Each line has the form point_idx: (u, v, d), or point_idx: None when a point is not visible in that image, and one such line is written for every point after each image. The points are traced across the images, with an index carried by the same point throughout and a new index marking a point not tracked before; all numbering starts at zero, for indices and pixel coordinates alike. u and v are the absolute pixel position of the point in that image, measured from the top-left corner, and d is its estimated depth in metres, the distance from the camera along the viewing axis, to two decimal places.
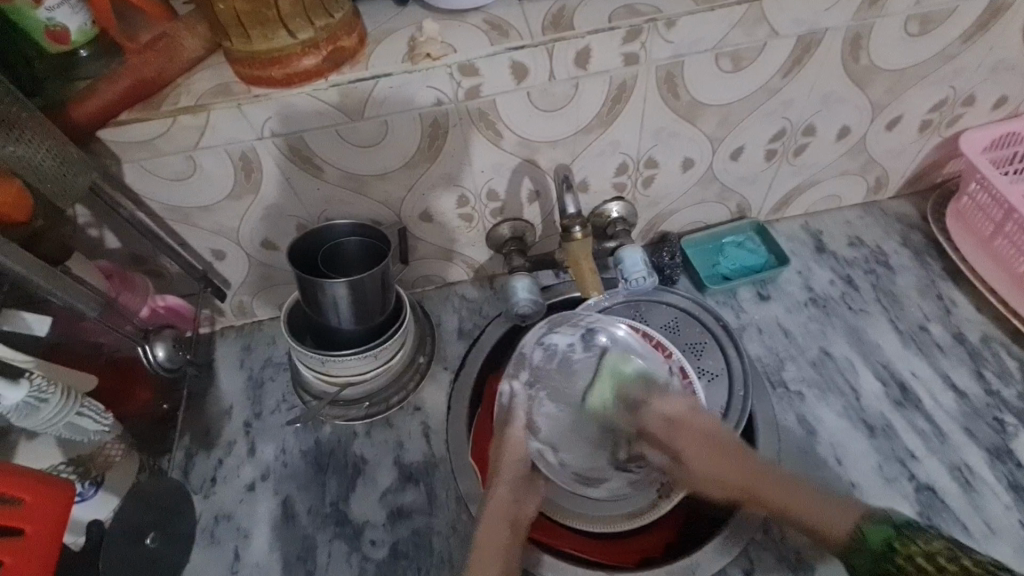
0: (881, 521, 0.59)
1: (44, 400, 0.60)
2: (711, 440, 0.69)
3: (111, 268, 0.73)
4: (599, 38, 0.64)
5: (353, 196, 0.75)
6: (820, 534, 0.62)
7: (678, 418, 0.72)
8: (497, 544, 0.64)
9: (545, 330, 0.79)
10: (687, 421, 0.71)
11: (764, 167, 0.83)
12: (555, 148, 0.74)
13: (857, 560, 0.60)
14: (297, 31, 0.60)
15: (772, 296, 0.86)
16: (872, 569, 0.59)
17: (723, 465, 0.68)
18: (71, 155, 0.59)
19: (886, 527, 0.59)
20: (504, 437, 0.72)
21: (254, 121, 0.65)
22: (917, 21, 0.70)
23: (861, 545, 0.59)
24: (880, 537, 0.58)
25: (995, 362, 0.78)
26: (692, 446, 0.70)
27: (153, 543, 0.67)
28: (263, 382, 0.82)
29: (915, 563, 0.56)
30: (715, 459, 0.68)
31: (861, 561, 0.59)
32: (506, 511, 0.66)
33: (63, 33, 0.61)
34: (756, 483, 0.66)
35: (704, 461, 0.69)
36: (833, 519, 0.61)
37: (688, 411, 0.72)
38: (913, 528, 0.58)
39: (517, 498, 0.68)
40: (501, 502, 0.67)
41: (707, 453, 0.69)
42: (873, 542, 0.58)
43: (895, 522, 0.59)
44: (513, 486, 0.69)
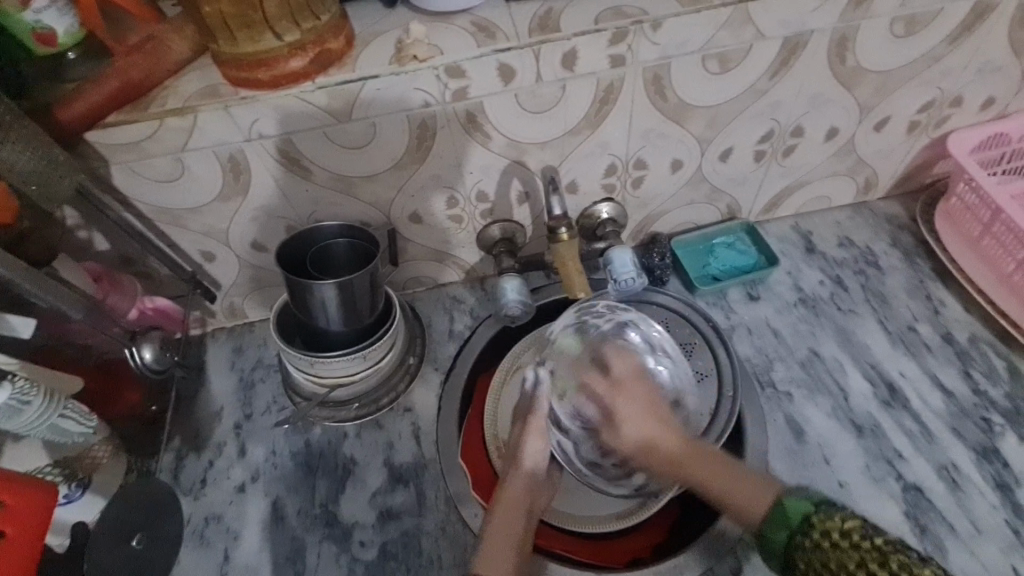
0: (801, 497, 0.55)
1: (26, 402, 0.59)
2: (655, 411, 0.68)
3: (100, 270, 0.73)
4: (584, 40, 0.64)
5: (342, 198, 0.75)
6: (740, 512, 0.58)
7: (623, 376, 0.72)
8: (511, 535, 0.63)
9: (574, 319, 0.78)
10: (631, 382, 0.71)
11: (753, 168, 0.83)
12: (544, 150, 0.74)
13: (774, 536, 0.55)
14: (283, 34, 0.61)
15: (763, 296, 0.86)
16: (787, 545, 0.54)
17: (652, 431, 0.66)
18: (57, 157, 0.59)
19: (806, 503, 0.55)
20: (529, 427, 0.72)
21: (242, 123, 0.65)
22: (903, 23, 0.70)
23: (780, 522, 0.55)
24: (800, 513, 0.54)
25: (982, 362, 0.79)
26: (628, 403, 0.69)
27: (138, 545, 0.67)
28: (254, 384, 0.82)
29: (831, 540, 0.51)
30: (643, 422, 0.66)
31: (779, 537, 0.55)
32: (522, 503, 0.66)
33: (50, 35, 0.61)
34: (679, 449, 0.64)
35: (637, 425, 0.67)
36: (752, 494, 0.58)
37: (632, 373, 0.73)
38: (832, 506, 0.53)
39: (530, 491, 0.68)
40: (512, 494, 0.67)
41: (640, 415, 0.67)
42: (792, 518, 0.54)
43: (815, 500, 0.55)
44: (528, 479, 0.69)
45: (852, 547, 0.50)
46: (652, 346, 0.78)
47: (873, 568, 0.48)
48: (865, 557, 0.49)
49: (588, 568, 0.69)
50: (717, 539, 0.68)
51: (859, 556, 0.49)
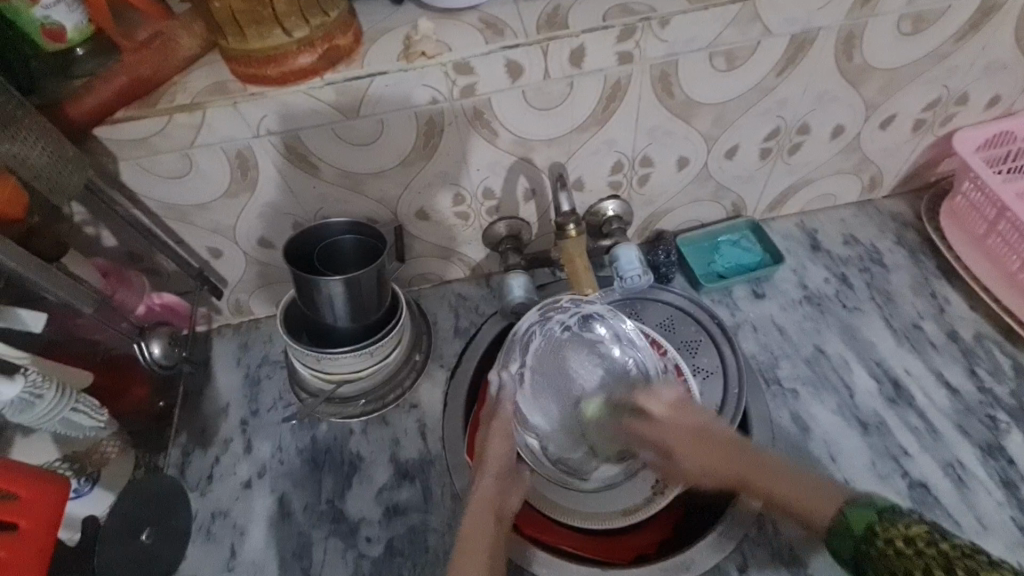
0: (863, 505, 0.51)
1: (38, 396, 0.60)
2: (700, 435, 0.66)
3: (107, 266, 0.74)
4: (593, 37, 0.64)
5: (349, 195, 0.75)
6: (808, 516, 0.56)
7: (663, 416, 0.68)
8: (481, 539, 0.62)
9: (539, 316, 0.77)
10: (675, 416, 0.68)
11: (759, 166, 0.84)
12: (551, 147, 0.74)
13: (840, 544, 0.52)
14: (293, 30, 0.61)
15: (768, 294, 0.86)
16: (856, 555, 0.50)
17: (705, 453, 0.64)
18: (68, 153, 0.59)
19: (870, 511, 0.51)
20: (492, 426, 0.70)
21: (250, 119, 0.65)
22: (909, 21, 0.71)
23: (845, 532, 0.51)
24: (863, 522, 0.50)
25: (988, 360, 0.79)
26: (678, 442, 0.66)
27: (148, 539, 0.67)
28: (260, 380, 0.82)
29: (895, 548, 0.47)
30: (701, 454, 0.65)
31: (846, 547, 0.51)
32: (492, 503, 0.65)
33: (59, 31, 0.61)
34: (733, 468, 0.62)
35: (693, 453, 0.65)
36: (819, 499, 0.55)
37: (673, 408, 0.68)
38: (898, 511, 0.50)
39: (502, 490, 0.66)
40: (484, 494, 0.65)
41: (693, 444, 0.65)
42: (855, 528, 0.51)
43: (879, 505, 0.51)
44: (499, 478, 0.67)
45: (917, 553, 0.46)
46: (618, 336, 0.77)
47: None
48: (930, 563, 0.45)
49: (594, 564, 0.70)
50: (723, 536, 0.68)
51: (926, 562, 0.45)
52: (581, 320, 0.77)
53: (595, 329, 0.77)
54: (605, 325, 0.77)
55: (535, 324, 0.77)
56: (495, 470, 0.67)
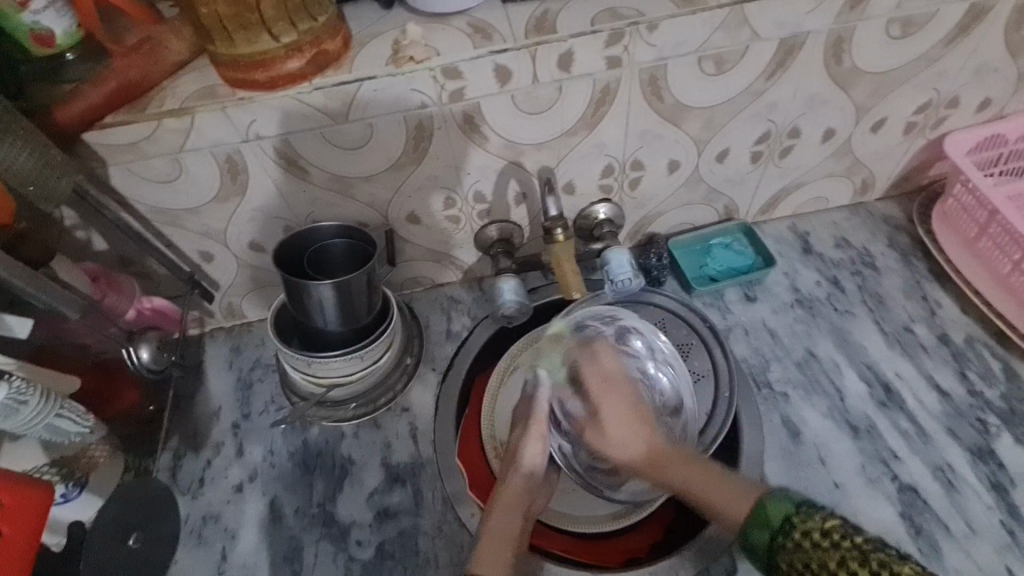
0: (782, 498, 0.55)
1: (23, 402, 0.59)
2: (634, 412, 0.69)
3: (97, 270, 0.74)
4: (581, 42, 0.64)
5: (340, 199, 0.75)
6: (721, 515, 0.59)
7: (612, 376, 0.72)
8: (508, 537, 0.63)
9: (582, 322, 0.77)
10: (619, 381, 0.72)
11: (750, 169, 0.84)
12: (541, 151, 0.74)
13: (757, 535, 0.56)
14: (281, 35, 0.61)
15: (759, 297, 0.86)
16: (771, 547, 0.54)
17: (638, 433, 0.68)
18: (54, 158, 0.59)
19: (787, 504, 0.55)
20: (531, 430, 0.71)
21: (239, 124, 0.65)
22: (898, 25, 0.71)
23: (763, 523, 0.55)
24: (780, 514, 0.54)
25: (978, 363, 0.79)
26: (610, 404, 0.70)
27: (136, 544, 0.67)
28: (252, 384, 0.83)
29: (811, 539, 0.51)
30: (630, 428, 0.68)
31: (762, 538, 0.55)
32: (520, 505, 0.66)
33: (48, 36, 0.61)
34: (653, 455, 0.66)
35: (619, 426, 0.68)
36: (730, 500, 0.59)
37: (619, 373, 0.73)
38: (812, 506, 0.54)
39: (531, 492, 0.68)
40: (514, 495, 0.67)
41: (622, 414, 0.69)
42: (774, 519, 0.55)
43: (795, 499, 0.55)
44: (528, 481, 0.68)
45: (834, 547, 0.50)
46: (654, 351, 0.78)
47: (853, 567, 0.49)
48: (845, 556, 0.49)
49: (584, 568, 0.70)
50: (712, 540, 0.68)
51: (840, 554, 0.49)
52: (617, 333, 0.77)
53: (632, 343, 0.78)
54: (642, 339, 0.78)
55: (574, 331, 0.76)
56: (527, 473, 0.68)
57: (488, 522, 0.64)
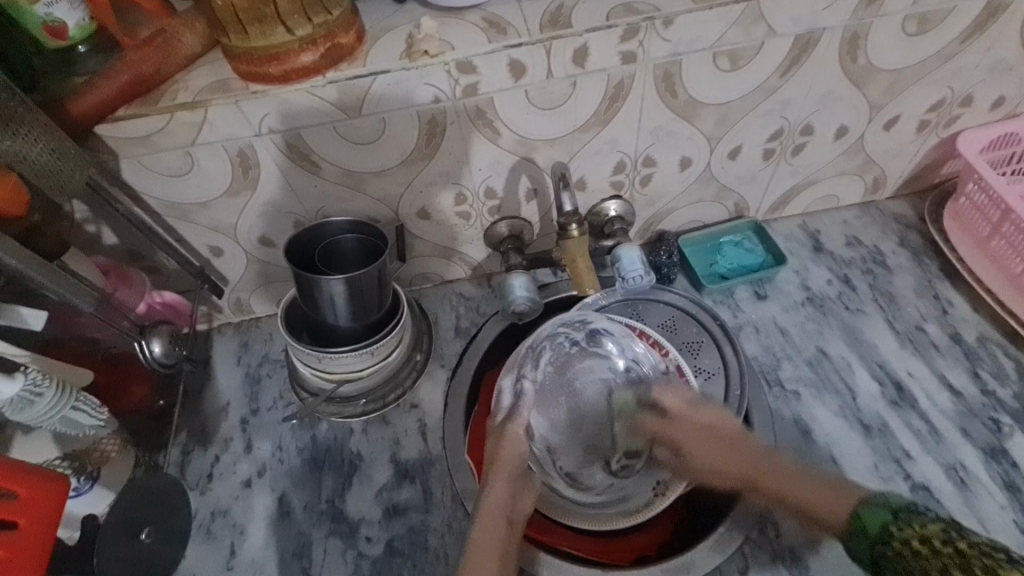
0: (878, 506, 0.52)
1: (38, 394, 0.59)
2: (710, 432, 0.68)
3: (108, 264, 0.74)
4: (596, 36, 0.64)
5: (351, 194, 0.75)
6: (825, 519, 0.55)
7: (673, 412, 0.71)
8: (493, 542, 0.63)
9: (552, 327, 0.79)
10: (687, 414, 0.70)
11: (761, 167, 0.83)
12: (553, 146, 0.74)
13: (858, 548, 0.52)
14: (295, 28, 0.60)
15: (770, 295, 0.86)
16: (874, 557, 0.50)
17: (722, 460, 0.65)
18: (68, 150, 0.59)
19: (885, 511, 0.51)
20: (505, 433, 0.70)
21: (252, 118, 0.65)
22: (914, 22, 0.70)
23: (862, 534, 0.52)
24: (877, 521, 0.51)
25: (991, 363, 0.79)
26: (690, 439, 0.69)
27: (147, 539, 0.66)
28: (260, 379, 0.82)
29: (911, 548, 0.48)
30: (715, 458, 0.66)
31: (863, 549, 0.51)
32: (505, 507, 0.66)
33: (61, 28, 0.61)
34: (754, 472, 0.63)
35: (702, 452, 0.67)
36: (838, 500, 0.55)
37: (687, 404, 0.71)
38: (911, 509, 0.50)
39: (513, 493, 0.67)
40: (498, 499, 0.66)
41: (705, 445, 0.67)
42: (871, 529, 0.51)
43: (893, 505, 0.51)
44: (510, 483, 0.67)
45: (934, 554, 0.46)
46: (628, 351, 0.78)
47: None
48: (946, 563, 0.46)
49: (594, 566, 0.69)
50: (723, 539, 0.68)
51: (941, 563, 0.46)
52: (588, 334, 0.79)
53: (603, 344, 0.79)
54: (614, 340, 0.79)
55: (545, 337, 0.79)
56: (507, 476, 0.67)
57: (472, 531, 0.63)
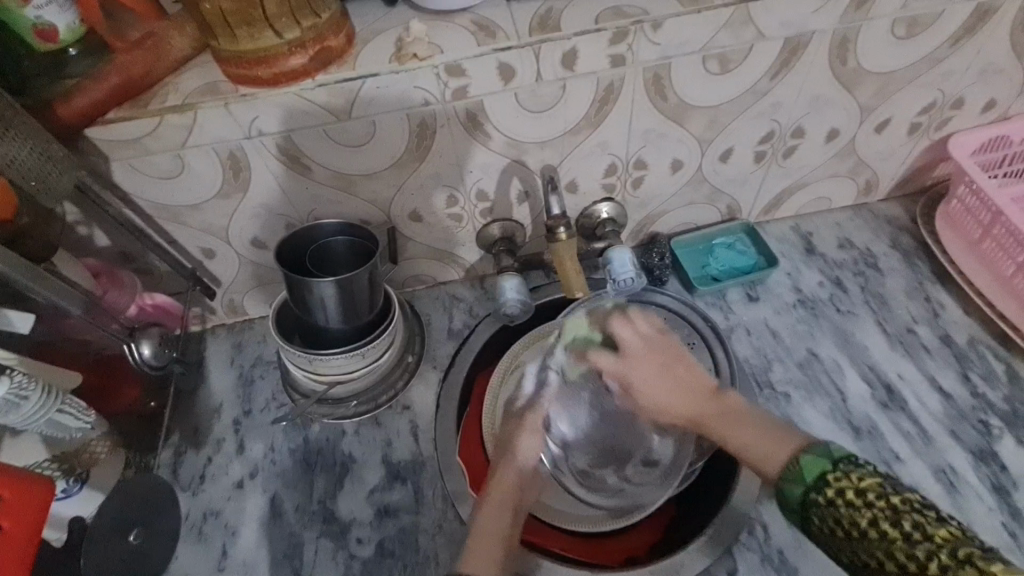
0: (819, 453, 0.53)
1: (23, 398, 0.60)
2: (665, 367, 0.69)
3: (99, 266, 0.74)
4: (584, 40, 0.64)
5: (342, 196, 0.75)
6: (761, 463, 0.58)
7: (629, 348, 0.70)
8: (499, 532, 0.62)
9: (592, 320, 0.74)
10: (642, 348, 0.69)
11: (752, 170, 0.83)
12: (544, 149, 0.74)
13: (790, 492, 0.53)
14: (283, 31, 0.60)
15: (762, 297, 0.86)
16: (805, 502, 0.52)
17: (677, 397, 0.68)
18: (57, 153, 0.59)
19: (825, 460, 0.52)
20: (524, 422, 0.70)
21: (241, 121, 0.65)
22: (903, 25, 0.70)
23: (796, 478, 0.53)
24: (815, 471, 0.52)
25: (981, 365, 0.79)
26: (641, 371, 0.69)
27: (136, 540, 0.67)
28: (253, 380, 0.82)
29: (845, 498, 0.49)
30: (668, 394, 0.68)
31: (795, 494, 0.53)
32: (511, 499, 0.66)
33: (51, 31, 0.61)
34: (706, 413, 0.66)
35: (654, 387, 0.69)
36: (776, 448, 0.57)
37: (642, 340, 0.70)
38: (851, 461, 0.51)
39: (523, 485, 0.67)
40: (505, 487, 0.66)
41: (658, 379, 0.69)
42: (808, 475, 0.52)
43: (834, 455, 0.52)
44: (520, 475, 0.67)
45: (867, 506, 0.48)
46: None
47: (885, 527, 0.47)
48: (878, 516, 0.47)
49: (584, 567, 0.70)
50: (713, 540, 0.68)
51: (872, 515, 0.47)
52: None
53: None
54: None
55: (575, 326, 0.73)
56: (519, 468, 0.67)
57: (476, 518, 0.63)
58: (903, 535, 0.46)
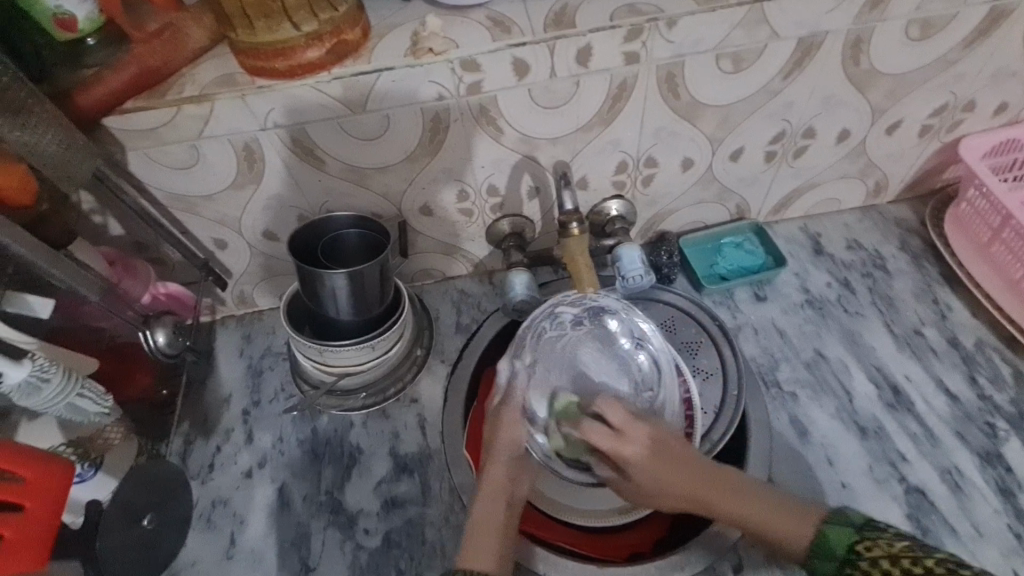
0: (842, 523, 0.53)
1: (45, 380, 0.60)
2: (654, 446, 0.58)
3: (114, 254, 0.74)
4: (600, 37, 0.65)
5: (354, 189, 0.75)
6: (782, 546, 0.55)
7: (621, 426, 0.59)
8: (490, 525, 0.62)
9: (552, 305, 0.78)
10: (632, 429, 0.59)
11: (763, 169, 0.84)
12: (555, 146, 0.75)
13: (823, 566, 0.53)
14: (302, 24, 0.61)
15: (769, 297, 0.86)
16: None
17: (668, 480, 0.58)
18: (77, 142, 0.60)
19: (848, 528, 0.53)
20: (502, 415, 0.67)
21: (257, 112, 0.65)
22: (918, 26, 0.70)
23: (826, 553, 0.52)
24: (843, 544, 0.52)
25: (989, 367, 0.79)
26: (633, 450, 0.58)
27: (149, 525, 0.68)
28: (262, 371, 0.83)
29: (881, 568, 0.49)
30: (658, 477, 0.58)
31: (828, 569, 0.52)
32: (502, 491, 0.64)
33: (70, 21, 0.60)
34: (704, 491, 0.57)
35: (643, 467, 0.58)
36: (794, 528, 0.55)
37: (627, 417, 0.60)
38: (875, 527, 0.52)
39: (514, 476, 0.65)
40: (497, 481, 0.64)
41: (650, 460, 0.58)
42: (836, 547, 0.52)
43: (856, 522, 0.53)
44: (509, 468, 0.65)
45: (904, 573, 0.48)
46: (633, 334, 0.78)
47: None
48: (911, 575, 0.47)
49: (589, 561, 0.70)
50: (719, 535, 0.68)
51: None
52: (591, 313, 0.79)
53: (607, 324, 0.79)
54: (618, 320, 0.78)
55: (544, 318, 0.78)
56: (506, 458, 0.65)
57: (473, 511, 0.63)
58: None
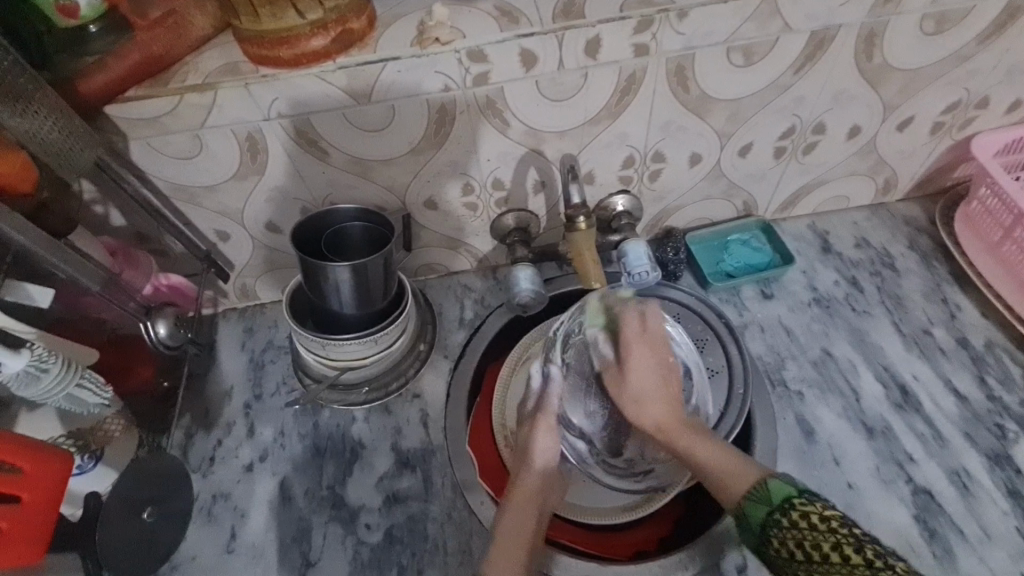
0: (785, 478, 0.53)
1: (44, 370, 0.60)
2: (665, 368, 0.67)
3: (116, 245, 0.74)
4: (609, 28, 0.64)
5: (358, 181, 0.75)
6: (723, 489, 0.57)
7: (647, 328, 0.68)
8: (521, 535, 0.61)
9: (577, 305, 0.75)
10: (654, 340, 0.68)
11: (771, 165, 0.83)
12: (563, 139, 0.74)
13: (753, 512, 0.53)
14: (306, 12, 0.60)
15: (776, 295, 0.85)
16: (764, 524, 0.52)
17: (661, 400, 0.65)
18: (78, 129, 0.59)
19: (791, 485, 0.52)
20: (537, 422, 0.69)
21: (261, 102, 0.64)
22: (932, 21, 0.69)
23: (762, 500, 0.53)
24: (782, 493, 0.52)
25: (998, 368, 0.78)
26: (644, 360, 0.66)
27: (149, 519, 0.67)
28: (263, 365, 0.82)
29: (809, 522, 0.49)
30: (657, 390, 0.65)
31: (758, 514, 0.53)
32: (536, 500, 0.65)
33: (73, 7, 0.60)
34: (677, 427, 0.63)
35: (643, 377, 0.66)
36: (739, 471, 0.56)
37: (653, 333, 0.69)
38: (817, 490, 0.51)
39: (545, 487, 0.67)
40: (526, 492, 0.65)
41: (658, 383, 0.66)
42: (773, 496, 0.52)
43: (801, 483, 0.52)
44: (541, 479, 0.67)
45: (831, 531, 0.48)
46: None
47: (850, 554, 0.47)
48: (842, 544, 0.47)
49: (592, 560, 0.69)
50: (724, 533, 0.68)
51: (835, 540, 0.47)
52: None
53: None
54: None
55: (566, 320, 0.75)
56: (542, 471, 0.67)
57: (500, 528, 0.62)
58: (866, 562, 0.46)
